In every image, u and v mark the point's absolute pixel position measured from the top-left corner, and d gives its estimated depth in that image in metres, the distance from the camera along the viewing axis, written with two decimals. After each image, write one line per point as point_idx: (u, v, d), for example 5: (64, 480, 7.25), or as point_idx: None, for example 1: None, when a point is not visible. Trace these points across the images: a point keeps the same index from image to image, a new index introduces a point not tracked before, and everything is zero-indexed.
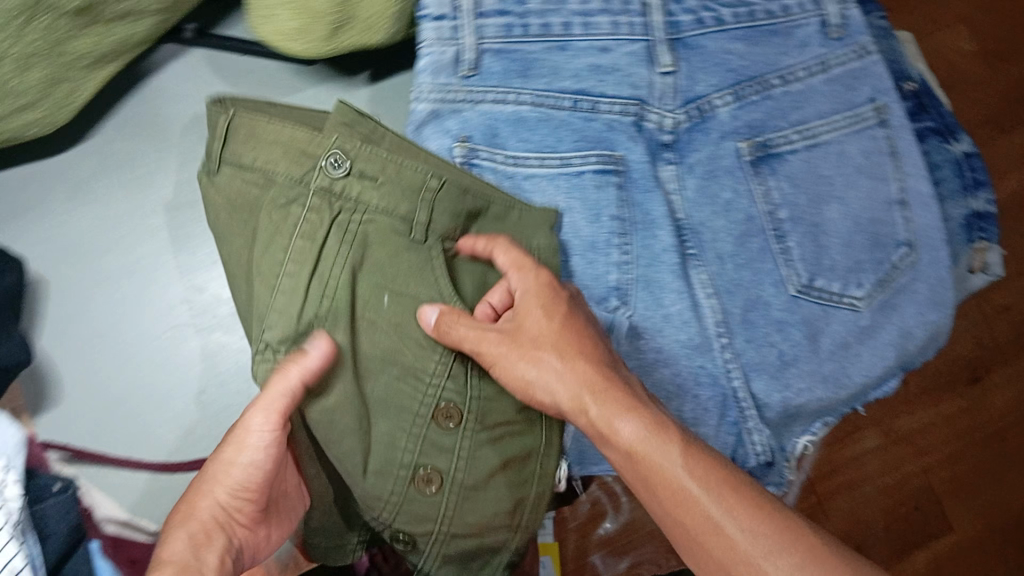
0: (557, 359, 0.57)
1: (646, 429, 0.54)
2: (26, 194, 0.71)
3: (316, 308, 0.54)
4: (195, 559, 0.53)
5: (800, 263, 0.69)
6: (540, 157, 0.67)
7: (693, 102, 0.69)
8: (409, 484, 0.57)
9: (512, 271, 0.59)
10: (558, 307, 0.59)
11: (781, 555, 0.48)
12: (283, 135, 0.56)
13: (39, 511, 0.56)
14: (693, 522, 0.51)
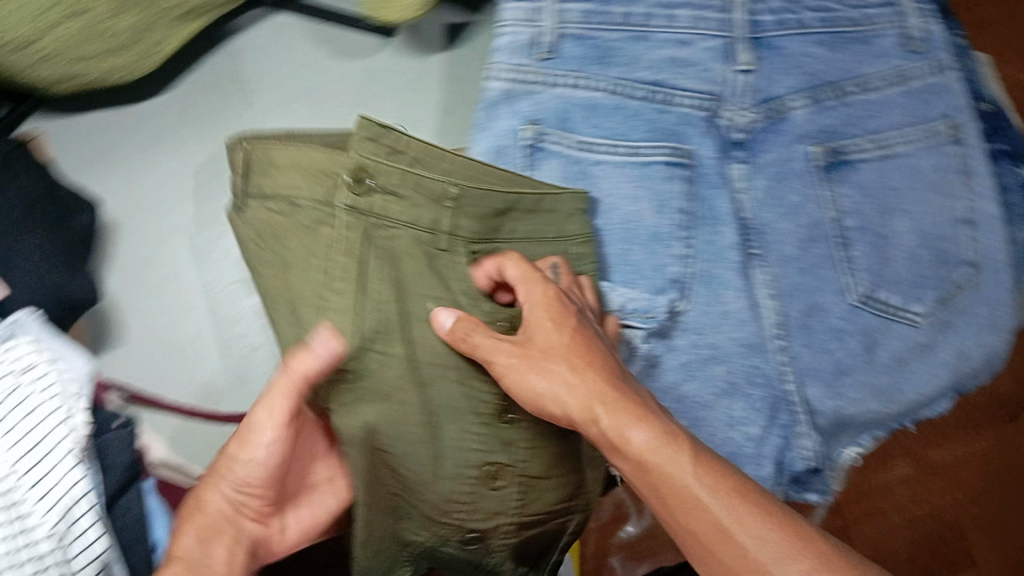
0: (566, 368, 0.53)
1: (658, 438, 0.50)
2: (107, 141, 0.74)
3: (369, 328, 0.53)
4: (203, 552, 0.54)
5: (863, 272, 0.69)
6: (610, 144, 0.67)
7: (769, 102, 0.69)
8: (479, 482, 0.58)
9: (521, 285, 0.56)
10: (568, 319, 0.56)
11: (790, 561, 0.47)
12: (302, 160, 0.55)
13: (102, 442, 0.59)
14: (706, 532, 0.48)
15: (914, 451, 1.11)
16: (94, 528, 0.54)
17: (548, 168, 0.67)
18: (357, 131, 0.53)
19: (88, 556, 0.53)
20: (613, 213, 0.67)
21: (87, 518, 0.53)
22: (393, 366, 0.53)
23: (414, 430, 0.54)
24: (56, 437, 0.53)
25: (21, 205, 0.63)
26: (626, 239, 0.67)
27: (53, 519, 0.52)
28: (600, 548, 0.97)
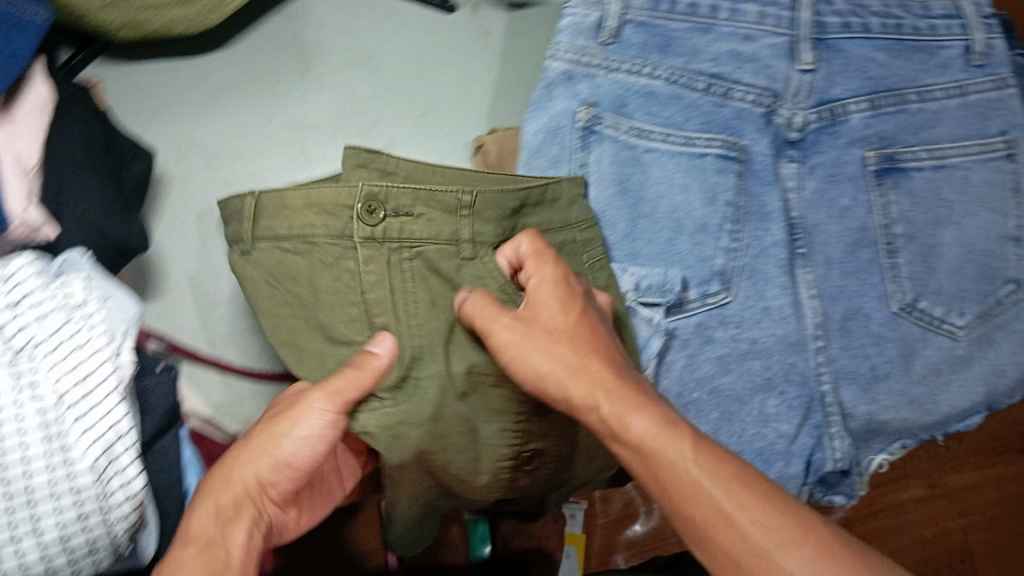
0: (569, 350, 0.54)
1: (658, 425, 0.51)
2: (165, 92, 0.76)
3: (414, 346, 0.59)
4: (221, 532, 0.53)
5: (907, 281, 0.69)
6: (664, 132, 0.67)
7: (827, 104, 0.69)
8: (510, 466, 0.66)
9: (530, 261, 0.57)
10: (574, 301, 0.56)
11: (794, 550, 0.47)
12: (304, 203, 0.57)
13: (142, 384, 0.58)
14: (706, 518, 0.48)
15: (930, 475, 1.10)
16: (132, 468, 0.52)
17: (599, 151, 0.67)
18: (347, 160, 0.59)
19: (125, 495, 0.52)
20: (661, 202, 0.67)
21: (125, 457, 0.52)
22: (436, 382, 0.60)
23: (460, 437, 0.63)
24: (101, 372, 0.52)
25: (84, 144, 0.63)
26: (673, 228, 0.67)
27: (93, 453, 0.51)
28: (608, 543, 0.98)
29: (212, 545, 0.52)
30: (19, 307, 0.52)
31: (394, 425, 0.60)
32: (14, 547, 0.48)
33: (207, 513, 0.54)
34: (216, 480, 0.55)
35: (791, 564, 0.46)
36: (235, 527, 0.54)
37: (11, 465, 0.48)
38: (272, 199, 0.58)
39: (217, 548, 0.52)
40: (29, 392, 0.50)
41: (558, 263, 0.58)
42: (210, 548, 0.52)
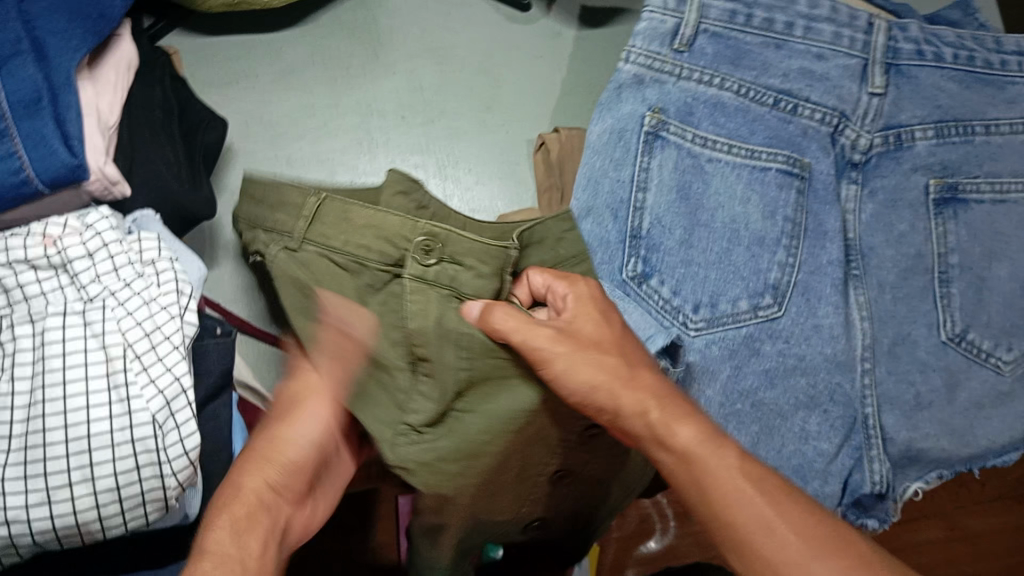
0: (619, 362, 0.58)
1: (703, 435, 0.54)
2: (244, 64, 0.78)
3: (460, 378, 0.60)
4: (235, 548, 0.52)
5: (958, 312, 0.69)
6: (729, 143, 0.68)
7: (893, 129, 0.69)
8: (550, 484, 0.66)
9: (562, 283, 0.62)
10: (610, 317, 0.61)
11: (831, 559, 0.48)
12: (364, 223, 0.60)
13: (201, 347, 0.60)
14: (746, 523, 0.50)
15: (948, 516, 1.09)
16: (188, 424, 0.53)
17: (662, 157, 0.68)
18: (393, 184, 0.64)
19: (180, 451, 0.52)
20: (719, 212, 0.68)
21: (183, 413, 0.53)
22: (478, 410, 0.61)
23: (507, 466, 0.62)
24: (166, 327, 0.53)
25: (160, 109, 0.66)
26: (729, 239, 0.68)
27: (150, 406, 0.51)
28: (619, 560, 1.00)
29: (227, 556, 0.51)
30: (96, 260, 0.54)
31: (429, 459, 0.60)
32: (69, 488, 0.50)
33: (223, 521, 0.54)
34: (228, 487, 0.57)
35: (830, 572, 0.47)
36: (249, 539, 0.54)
37: (75, 410, 0.50)
38: (330, 210, 0.61)
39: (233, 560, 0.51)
40: (98, 342, 0.52)
41: (590, 283, 0.62)
42: (227, 562, 0.51)
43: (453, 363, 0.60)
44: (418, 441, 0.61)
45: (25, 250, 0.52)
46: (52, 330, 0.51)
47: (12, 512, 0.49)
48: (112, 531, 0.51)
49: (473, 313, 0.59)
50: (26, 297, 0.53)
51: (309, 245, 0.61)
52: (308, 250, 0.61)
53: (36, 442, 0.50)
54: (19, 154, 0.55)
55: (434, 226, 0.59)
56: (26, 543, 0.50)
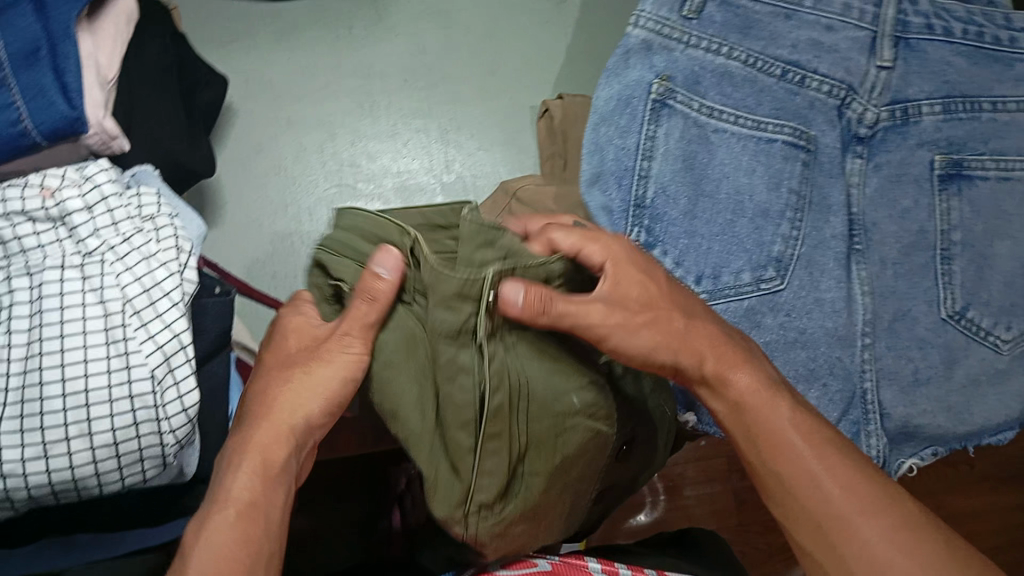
0: (676, 317, 0.57)
1: (759, 383, 0.56)
2: (243, 23, 0.77)
3: (531, 437, 0.54)
4: (263, 495, 0.52)
5: (959, 288, 0.69)
6: (736, 114, 0.67)
7: (900, 103, 0.69)
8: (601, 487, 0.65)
9: (590, 243, 0.55)
10: (658, 272, 0.59)
11: (874, 519, 0.49)
12: (449, 291, 0.50)
13: (200, 305, 0.58)
14: (794, 481, 0.52)
15: (936, 497, 1.10)
16: (187, 381, 0.52)
17: (668, 126, 0.67)
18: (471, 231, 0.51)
19: (178, 408, 0.52)
20: (724, 182, 0.67)
21: (182, 369, 0.52)
22: (539, 481, 0.55)
23: (564, 502, 0.59)
24: (165, 284, 0.53)
25: (158, 67, 0.65)
26: (733, 210, 0.67)
27: (150, 362, 0.51)
28: (609, 531, 1.04)
29: (250, 509, 0.51)
30: (94, 213, 0.53)
31: (506, 529, 0.55)
32: (67, 444, 0.49)
33: (247, 473, 0.52)
34: (253, 441, 0.54)
35: (868, 530, 0.49)
36: (273, 490, 0.53)
37: (72, 365, 0.49)
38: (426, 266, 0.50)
39: (254, 512, 0.51)
40: (97, 297, 0.51)
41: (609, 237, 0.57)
42: (249, 511, 0.51)
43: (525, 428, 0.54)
44: (490, 515, 0.54)
45: (23, 202, 0.51)
46: (50, 285, 0.51)
47: (7, 466, 0.48)
48: (109, 487, 0.51)
49: (513, 306, 0.49)
50: (24, 248, 0.52)
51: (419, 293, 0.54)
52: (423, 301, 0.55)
53: (33, 396, 0.49)
54: (9, 86, 0.54)
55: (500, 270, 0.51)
56: (22, 497, 0.49)
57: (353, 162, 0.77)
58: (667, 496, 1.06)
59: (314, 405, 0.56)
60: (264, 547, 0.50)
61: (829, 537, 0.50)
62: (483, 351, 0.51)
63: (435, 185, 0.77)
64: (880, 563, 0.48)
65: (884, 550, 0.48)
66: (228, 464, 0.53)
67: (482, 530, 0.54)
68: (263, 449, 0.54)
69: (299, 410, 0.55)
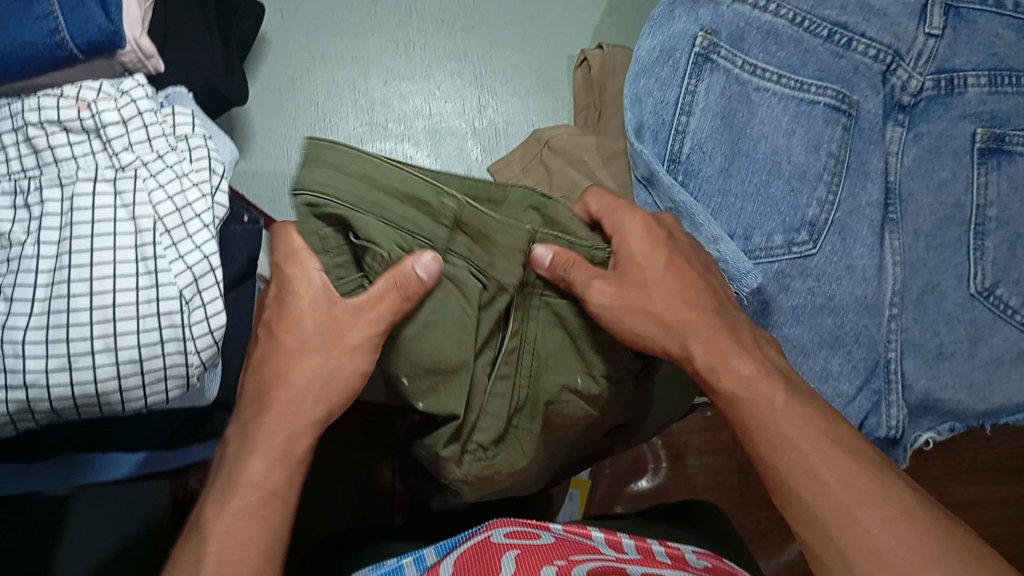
0: (657, 303, 0.56)
1: (755, 373, 0.54)
2: None
3: (522, 398, 0.59)
4: (282, 483, 0.51)
5: (989, 265, 0.68)
6: (779, 73, 0.66)
7: (946, 73, 0.67)
8: (587, 453, 0.70)
9: (607, 218, 0.59)
10: (660, 251, 0.58)
11: (873, 506, 0.47)
12: (510, 244, 0.51)
13: (231, 231, 0.57)
14: (791, 469, 0.50)
15: (939, 482, 1.09)
16: (214, 303, 0.52)
17: (710, 81, 0.65)
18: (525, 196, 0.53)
19: (204, 329, 0.51)
20: (762, 142, 0.66)
21: (210, 292, 0.52)
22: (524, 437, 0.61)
23: (545, 459, 0.65)
24: (197, 205, 0.52)
25: None
26: (769, 170, 0.66)
27: (178, 282, 0.50)
28: (609, 495, 1.04)
29: (269, 497, 0.50)
30: (129, 127, 0.52)
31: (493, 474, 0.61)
32: (91, 357, 0.49)
33: (267, 458, 0.51)
34: (263, 426, 0.52)
35: (867, 519, 0.47)
36: (293, 477, 0.52)
37: (101, 279, 0.49)
38: (481, 219, 0.50)
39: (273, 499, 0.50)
40: (128, 213, 0.51)
41: (631, 211, 0.58)
42: (268, 501, 0.50)
43: (526, 387, 0.58)
44: (483, 456, 0.60)
45: (57, 111, 0.51)
46: (81, 198, 0.50)
47: (31, 376, 0.48)
48: (131, 405, 0.51)
49: (541, 262, 0.53)
50: (57, 160, 0.51)
51: (453, 256, 0.52)
52: (455, 262, 0.53)
53: (59, 309, 0.49)
54: None
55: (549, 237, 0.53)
56: (43, 409, 0.49)
57: (386, 102, 0.76)
58: (670, 463, 1.05)
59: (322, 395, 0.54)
60: (283, 536, 0.50)
61: (825, 525, 0.48)
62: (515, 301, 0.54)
63: (466, 130, 0.76)
64: (879, 553, 0.46)
65: (884, 539, 0.46)
66: (242, 447, 0.52)
67: (472, 470, 0.60)
68: (281, 431, 0.52)
69: (310, 397, 0.54)
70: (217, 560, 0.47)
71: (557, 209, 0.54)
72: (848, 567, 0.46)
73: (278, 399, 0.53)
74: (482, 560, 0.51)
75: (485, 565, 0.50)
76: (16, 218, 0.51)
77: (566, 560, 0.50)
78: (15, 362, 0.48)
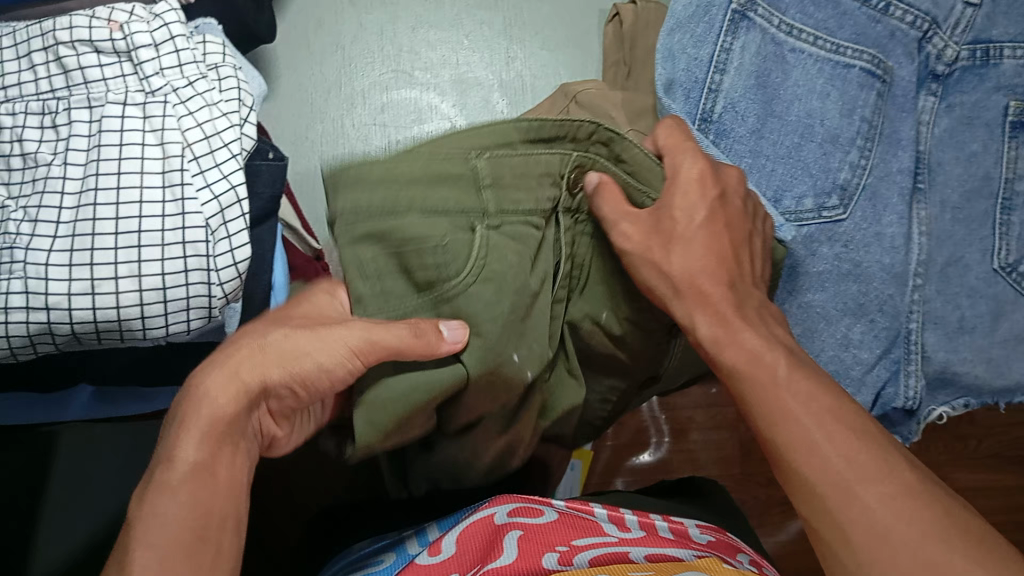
0: (677, 266, 0.53)
1: (763, 345, 0.50)
2: None
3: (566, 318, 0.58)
4: (214, 458, 0.46)
5: (1015, 241, 0.67)
6: (815, 35, 0.65)
7: (983, 44, 0.66)
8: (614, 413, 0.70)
9: (670, 156, 0.55)
10: (701, 206, 0.54)
11: (874, 482, 0.43)
12: (540, 172, 0.51)
13: (255, 166, 0.55)
14: (791, 443, 0.46)
15: (940, 467, 1.08)
16: (240, 236, 0.51)
17: (745, 39, 0.64)
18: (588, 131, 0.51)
19: (229, 262, 0.50)
20: (796, 104, 0.65)
21: (236, 224, 0.51)
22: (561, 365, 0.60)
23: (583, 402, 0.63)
24: (226, 134, 0.51)
25: None
26: (802, 133, 0.65)
27: (204, 211, 0.49)
28: (612, 464, 1.02)
29: (199, 475, 0.45)
30: (160, 52, 0.51)
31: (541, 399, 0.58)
32: (115, 283, 0.48)
33: (196, 436, 0.46)
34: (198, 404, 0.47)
35: (869, 496, 0.43)
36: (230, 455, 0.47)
37: (127, 204, 0.48)
38: (508, 163, 0.50)
39: (206, 476, 0.45)
40: (156, 138, 0.50)
41: (694, 154, 0.55)
42: (197, 476, 0.45)
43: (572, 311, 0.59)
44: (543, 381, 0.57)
45: (89, 32, 0.49)
46: (110, 120, 0.49)
47: (52, 298, 0.47)
48: (153, 332, 0.49)
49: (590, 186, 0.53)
50: (87, 80, 0.50)
51: (506, 215, 0.50)
52: (511, 223, 0.50)
53: (85, 232, 0.48)
54: None
55: (590, 159, 0.53)
56: (64, 332, 0.48)
57: (413, 49, 0.75)
58: (672, 437, 1.04)
59: (275, 370, 0.49)
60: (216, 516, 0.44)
61: (825, 501, 0.44)
62: (559, 222, 0.55)
63: (493, 81, 0.75)
64: (878, 533, 0.42)
65: (885, 517, 0.42)
66: (174, 426, 0.46)
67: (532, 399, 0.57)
68: (219, 403, 0.47)
69: (252, 376, 0.48)
70: (146, 544, 0.42)
71: (625, 147, 0.53)
72: (848, 543, 0.43)
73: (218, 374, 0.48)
74: (486, 546, 0.50)
75: (487, 554, 0.49)
76: (43, 138, 0.50)
77: (567, 545, 0.50)
78: (37, 284, 0.47)
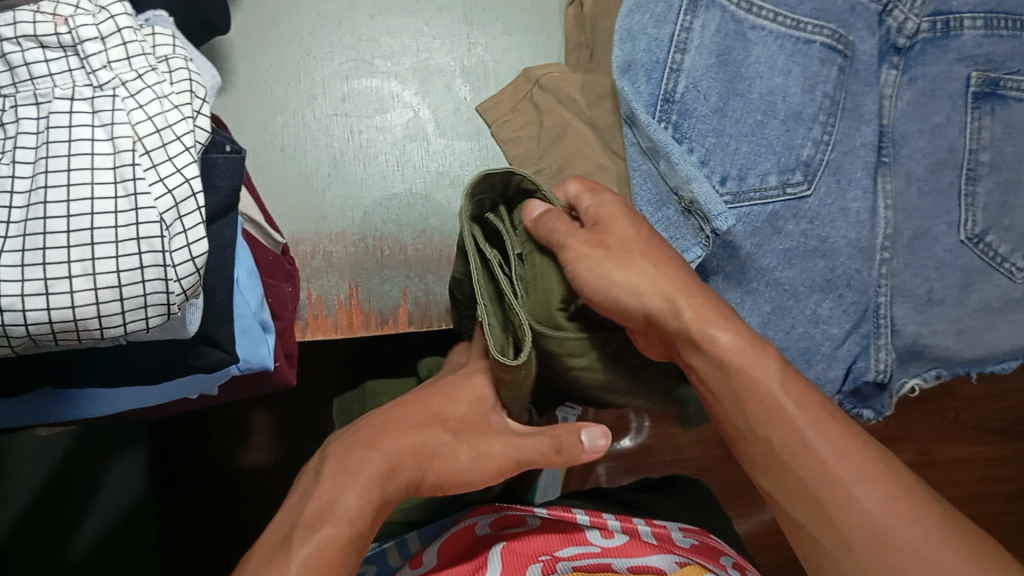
0: (645, 263, 0.55)
1: (741, 340, 0.51)
2: None
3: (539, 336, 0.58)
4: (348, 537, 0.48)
5: (980, 211, 0.67)
6: (776, 11, 0.65)
7: (943, 15, 0.67)
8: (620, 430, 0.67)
9: (586, 195, 0.60)
10: (642, 224, 0.59)
11: (873, 485, 0.46)
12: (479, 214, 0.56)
13: (210, 159, 0.54)
14: (782, 437, 0.49)
15: (920, 441, 1.09)
16: (197, 230, 0.51)
17: (705, 18, 0.65)
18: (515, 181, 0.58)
19: (185, 257, 0.50)
20: (757, 82, 0.65)
21: (192, 218, 0.51)
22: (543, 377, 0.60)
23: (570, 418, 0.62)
24: (177, 127, 0.51)
25: None
26: (765, 111, 0.65)
27: (158, 206, 0.49)
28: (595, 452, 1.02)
29: (353, 532, 0.49)
30: (108, 44, 0.50)
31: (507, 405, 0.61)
32: (69, 282, 0.47)
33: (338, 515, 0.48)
34: (338, 497, 0.50)
35: (868, 500, 0.46)
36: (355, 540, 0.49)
37: (78, 202, 0.47)
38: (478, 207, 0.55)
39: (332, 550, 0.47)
40: (106, 133, 0.49)
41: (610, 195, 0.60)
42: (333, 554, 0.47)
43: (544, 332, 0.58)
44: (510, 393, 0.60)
45: (33, 26, 0.48)
46: (58, 116, 0.48)
47: (6, 300, 0.46)
48: (110, 332, 0.48)
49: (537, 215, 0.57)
50: (32, 76, 0.49)
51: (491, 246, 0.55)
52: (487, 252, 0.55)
53: (36, 230, 0.47)
54: None
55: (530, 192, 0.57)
56: (19, 334, 0.47)
57: (372, 37, 0.74)
58: (653, 423, 1.04)
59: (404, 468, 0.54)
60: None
61: (824, 504, 0.47)
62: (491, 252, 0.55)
63: (455, 67, 0.74)
64: (879, 534, 0.45)
65: (883, 516, 0.45)
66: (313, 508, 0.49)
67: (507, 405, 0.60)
68: (380, 472, 0.53)
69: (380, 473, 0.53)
70: None
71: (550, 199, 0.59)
72: (845, 544, 0.46)
73: (392, 441, 0.55)
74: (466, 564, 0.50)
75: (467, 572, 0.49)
76: None
77: (549, 555, 0.50)
78: None
